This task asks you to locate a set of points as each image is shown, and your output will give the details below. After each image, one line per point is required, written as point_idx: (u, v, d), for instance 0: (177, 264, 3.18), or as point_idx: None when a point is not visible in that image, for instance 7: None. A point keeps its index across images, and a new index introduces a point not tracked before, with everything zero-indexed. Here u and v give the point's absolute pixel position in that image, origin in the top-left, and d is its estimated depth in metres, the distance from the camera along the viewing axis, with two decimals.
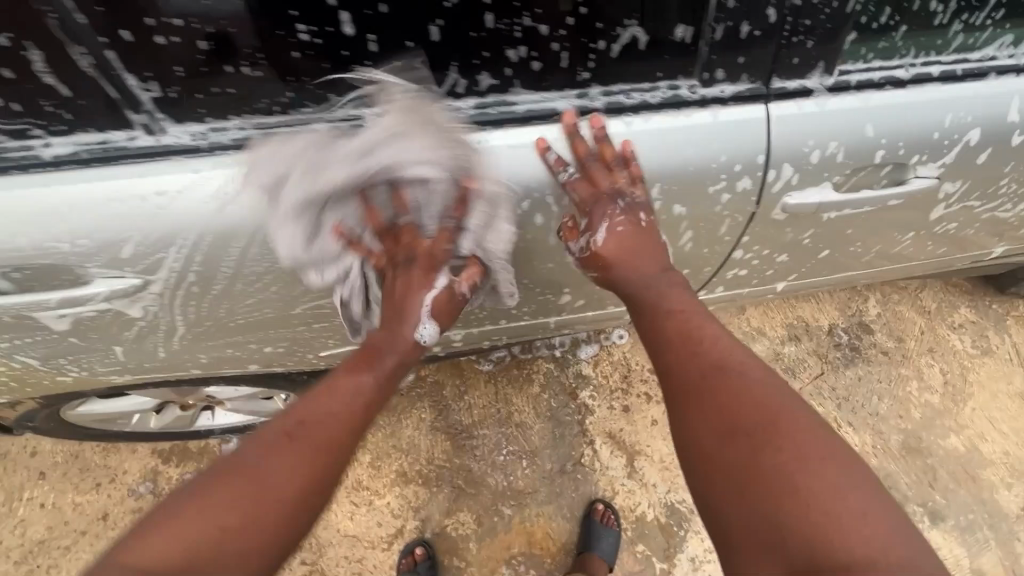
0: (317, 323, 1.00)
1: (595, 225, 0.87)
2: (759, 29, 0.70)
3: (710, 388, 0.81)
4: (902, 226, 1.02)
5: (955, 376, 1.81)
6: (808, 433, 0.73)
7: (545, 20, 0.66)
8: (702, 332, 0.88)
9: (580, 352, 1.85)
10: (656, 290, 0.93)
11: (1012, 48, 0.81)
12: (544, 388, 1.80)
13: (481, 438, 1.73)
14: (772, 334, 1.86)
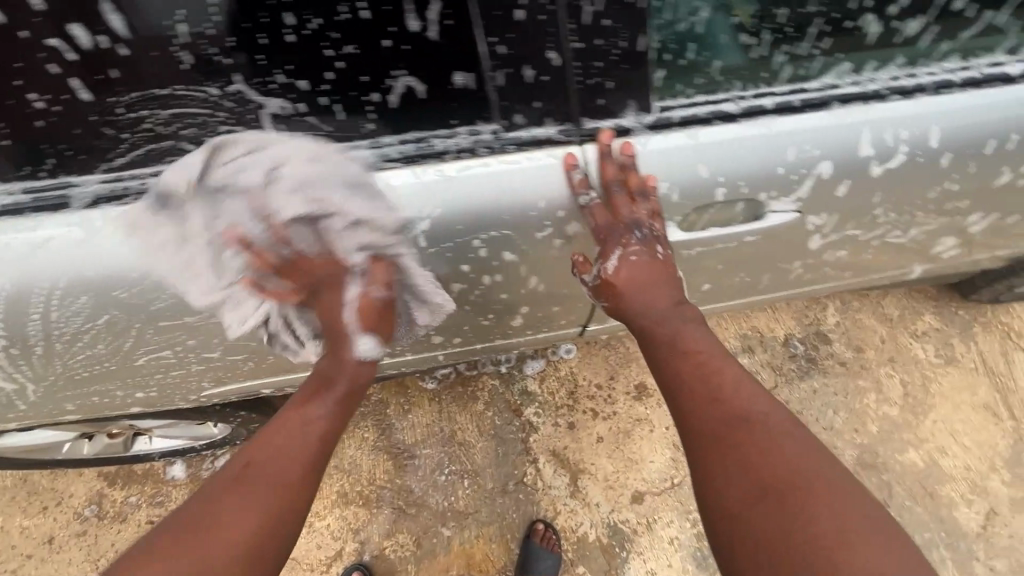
0: (172, 371, 0.97)
1: (607, 254, 0.87)
2: (545, 73, 0.69)
3: (729, 438, 0.86)
4: (780, 258, 0.96)
5: (916, 387, 1.75)
6: (828, 486, 0.78)
7: (303, 76, 0.69)
8: (723, 377, 0.92)
9: (527, 367, 1.82)
10: (671, 328, 0.96)
11: (854, 75, 0.75)
12: (488, 406, 1.77)
13: (423, 458, 1.71)
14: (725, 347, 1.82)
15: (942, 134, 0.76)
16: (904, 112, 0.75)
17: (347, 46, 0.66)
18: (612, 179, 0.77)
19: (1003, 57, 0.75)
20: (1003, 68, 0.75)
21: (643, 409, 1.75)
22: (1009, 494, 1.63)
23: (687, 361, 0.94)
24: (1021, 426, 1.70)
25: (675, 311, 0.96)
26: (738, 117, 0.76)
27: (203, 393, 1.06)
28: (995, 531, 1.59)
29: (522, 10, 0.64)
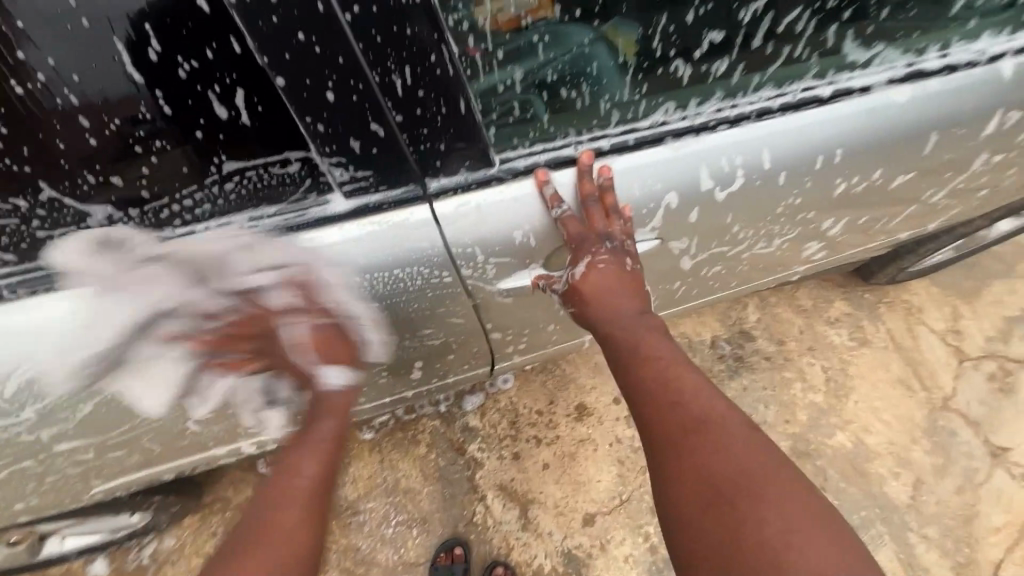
0: (50, 477, 0.91)
1: (578, 261, 0.87)
2: (374, 144, 0.69)
3: (686, 442, 0.81)
4: (661, 278, 1.02)
5: (836, 372, 1.85)
6: (780, 491, 0.73)
7: (114, 173, 0.64)
8: (683, 380, 0.88)
9: (467, 403, 1.80)
10: (638, 334, 0.94)
11: (681, 111, 0.79)
12: (430, 448, 1.74)
13: (368, 512, 1.65)
14: None
15: (768, 155, 0.82)
16: (728, 142, 0.81)
17: (158, 142, 0.63)
18: (585, 196, 0.80)
19: (813, 79, 0.79)
20: (815, 91, 0.80)
21: (584, 429, 1.76)
22: (931, 463, 1.72)
23: (646, 362, 0.91)
24: (933, 395, 1.81)
25: (639, 319, 0.95)
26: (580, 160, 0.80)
27: (97, 489, 1.00)
28: (924, 500, 1.68)
29: (332, 91, 0.62)
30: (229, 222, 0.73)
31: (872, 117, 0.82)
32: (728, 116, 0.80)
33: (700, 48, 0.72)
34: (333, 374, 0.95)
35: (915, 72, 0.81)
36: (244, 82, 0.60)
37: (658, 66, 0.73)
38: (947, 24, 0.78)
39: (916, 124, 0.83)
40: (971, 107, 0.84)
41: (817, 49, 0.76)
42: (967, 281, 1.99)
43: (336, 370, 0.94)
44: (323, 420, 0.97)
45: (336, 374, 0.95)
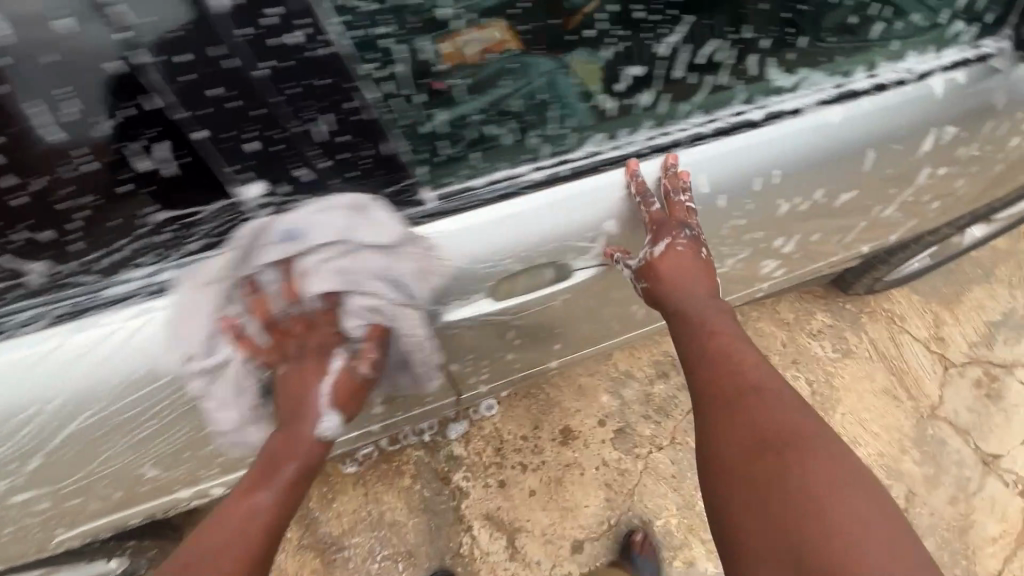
0: (12, 527, 0.90)
1: (659, 242, 0.85)
2: (301, 185, 0.71)
3: (739, 402, 0.90)
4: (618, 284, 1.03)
5: (821, 384, 1.84)
6: (821, 447, 0.82)
7: (47, 227, 0.66)
8: (744, 352, 0.97)
9: (451, 431, 1.78)
10: (697, 314, 1.01)
11: (612, 141, 0.82)
12: (415, 479, 1.72)
13: (353, 548, 1.63)
14: (640, 376, 1.87)
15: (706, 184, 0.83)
16: (663, 172, 0.81)
17: (87, 197, 0.65)
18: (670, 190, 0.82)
19: (743, 105, 0.82)
20: (746, 116, 0.82)
21: (570, 453, 1.74)
22: (922, 473, 1.70)
23: (709, 338, 0.99)
24: (919, 404, 1.80)
25: (710, 301, 1.02)
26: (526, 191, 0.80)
27: (63, 537, 0.99)
28: (917, 512, 1.65)
29: (255, 141, 0.66)
30: (161, 273, 0.73)
31: (810, 137, 0.82)
32: (659, 143, 0.82)
33: (622, 81, 0.82)
34: (326, 423, 0.95)
35: (845, 92, 0.82)
36: (169, 135, 0.64)
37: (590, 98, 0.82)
38: (869, 46, 0.82)
39: (853, 143, 0.84)
40: (906, 124, 0.84)
41: (741, 77, 0.82)
42: (946, 287, 2.00)
43: (330, 417, 0.95)
44: (285, 463, 0.92)
45: (329, 424, 0.95)
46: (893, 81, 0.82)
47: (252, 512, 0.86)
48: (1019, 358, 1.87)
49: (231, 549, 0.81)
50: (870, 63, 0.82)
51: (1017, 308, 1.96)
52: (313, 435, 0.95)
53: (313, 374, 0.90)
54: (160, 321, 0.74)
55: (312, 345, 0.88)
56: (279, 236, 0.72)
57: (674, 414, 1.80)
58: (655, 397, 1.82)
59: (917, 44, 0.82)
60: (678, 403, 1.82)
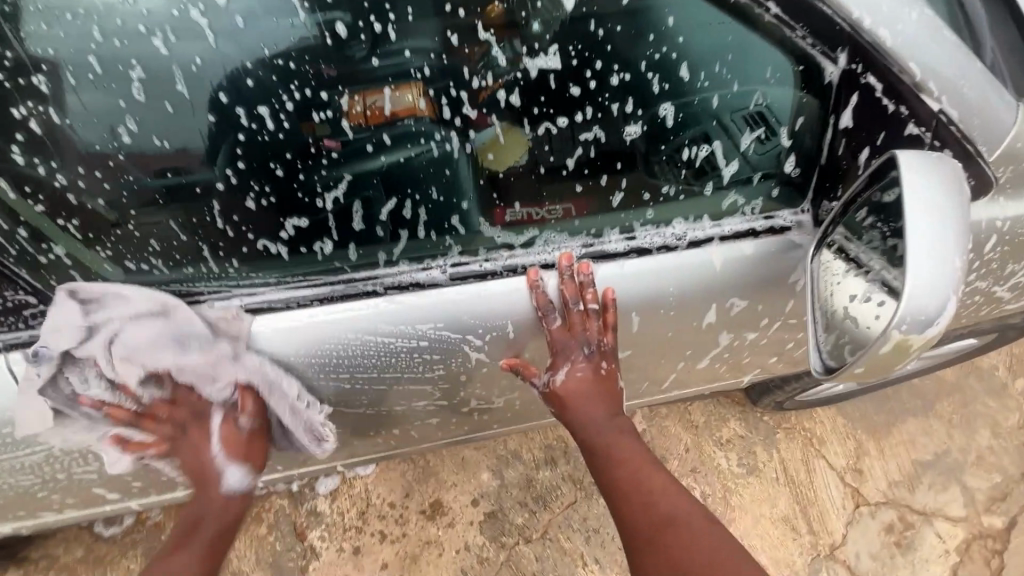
0: None
1: (558, 365, 1.02)
2: None
3: (656, 540, 0.96)
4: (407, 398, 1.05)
5: (716, 500, 1.72)
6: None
7: None
8: (653, 478, 1.04)
9: (319, 486, 1.72)
10: (607, 435, 1.09)
11: (302, 278, 0.87)
12: (270, 530, 1.66)
13: None
14: (527, 459, 1.77)
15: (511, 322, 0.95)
16: (490, 303, 0.92)
17: None
18: (569, 299, 0.92)
19: (482, 255, 0.90)
20: (481, 266, 0.90)
21: (434, 530, 1.67)
22: None
23: (615, 463, 1.07)
24: (818, 540, 1.67)
25: (611, 421, 1.09)
26: (315, 303, 0.89)
27: None
28: None
29: None
30: None
31: (637, 279, 0.93)
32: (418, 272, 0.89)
33: (286, 230, 0.81)
34: (233, 478, 1.04)
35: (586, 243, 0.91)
36: None
37: (260, 238, 0.81)
38: (616, 212, 0.88)
39: (644, 295, 0.95)
40: (690, 285, 0.95)
41: (449, 234, 0.86)
42: (878, 415, 1.86)
43: (237, 473, 1.03)
44: (196, 513, 1.03)
45: (235, 477, 1.03)
46: (630, 244, 0.91)
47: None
48: (940, 508, 1.72)
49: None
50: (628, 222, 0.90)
51: (952, 450, 1.81)
52: (222, 494, 1.04)
53: (202, 437, 0.99)
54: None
55: (173, 417, 0.95)
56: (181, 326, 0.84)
57: (552, 506, 1.70)
58: (537, 484, 1.73)
59: (680, 212, 0.90)
60: (560, 494, 1.72)
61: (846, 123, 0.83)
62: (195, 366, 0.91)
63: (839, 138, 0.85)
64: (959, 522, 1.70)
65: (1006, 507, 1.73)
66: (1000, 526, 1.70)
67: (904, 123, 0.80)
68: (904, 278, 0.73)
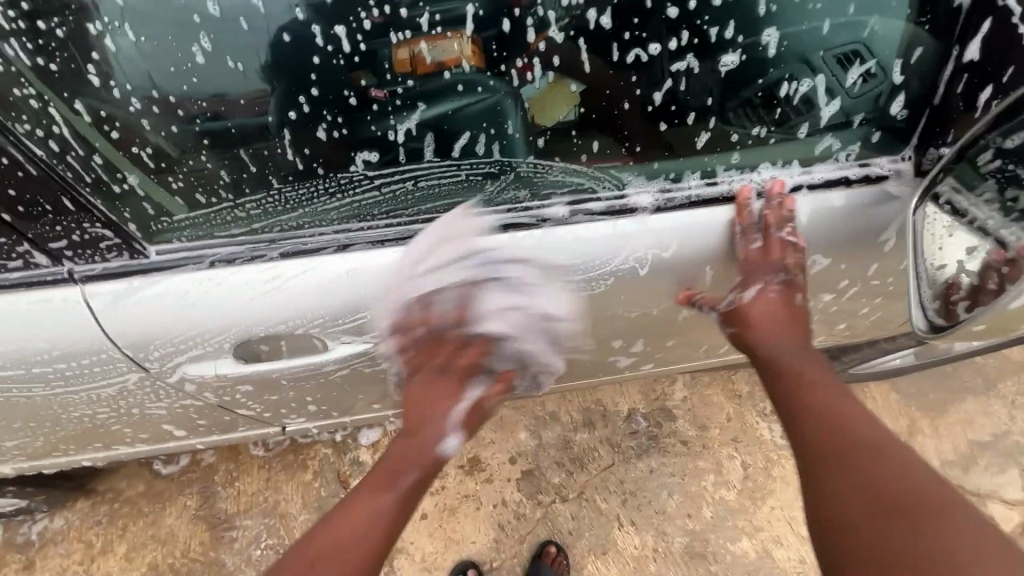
0: None
1: (749, 285, 1.03)
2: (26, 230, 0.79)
3: (846, 454, 0.86)
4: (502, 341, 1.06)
5: (757, 470, 1.70)
6: (962, 513, 0.74)
7: None
8: (841, 405, 0.95)
9: (362, 437, 1.78)
10: (793, 362, 1.04)
11: (360, 220, 0.89)
12: (316, 476, 1.73)
13: (241, 530, 1.66)
14: (566, 421, 1.78)
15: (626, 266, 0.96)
16: (612, 246, 0.94)
17: None
18: (771, 225, 0.92)
19: (565, 199, 0.91)
20: (556, 212, 0.92)
21: (472, 484, 1.70)
22: None
23: (799, 386, 1.00)
24: None
25: (801, 350, 1.05)
26: (419, 244, 0.90)
27: None
28: None
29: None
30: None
31: (812, 206, 0.94)
32: (513, 219, 0.91)
33: (354, 163, 0.81)
34: (450, 444, 1.10)
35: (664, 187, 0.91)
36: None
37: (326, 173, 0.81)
38: (699, 154, 0.87)
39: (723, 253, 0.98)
40: (841, 211, 0.95)
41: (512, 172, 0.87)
42: (934, 393, 1.78)
43: (454, 439, 1.10)
44: (403, 471, 1.03)
45: (451, 445, 1.10)
46: (707, 185, 0.92)
47: (373, 520, 0.95)
48: (995, 490, 1.66)
49: (356, 543, 0.90)
50: (727, 163, 0.89)
51: (1012, 432, 1.73)
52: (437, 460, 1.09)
53: (453, 391, 1.08)
54: (51, 306, 0.87)
55: (449, 361, 1.05)
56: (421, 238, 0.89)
57: (589, 468, 1.71)
58: (574, 445, 1.74)
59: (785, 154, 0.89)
60: (597, 456, 1.72)
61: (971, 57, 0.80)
62: (275, 312, 0.92)
63: (962, 72, 0.81)
64: (1016, 506, 1.64)
65: None
66: None
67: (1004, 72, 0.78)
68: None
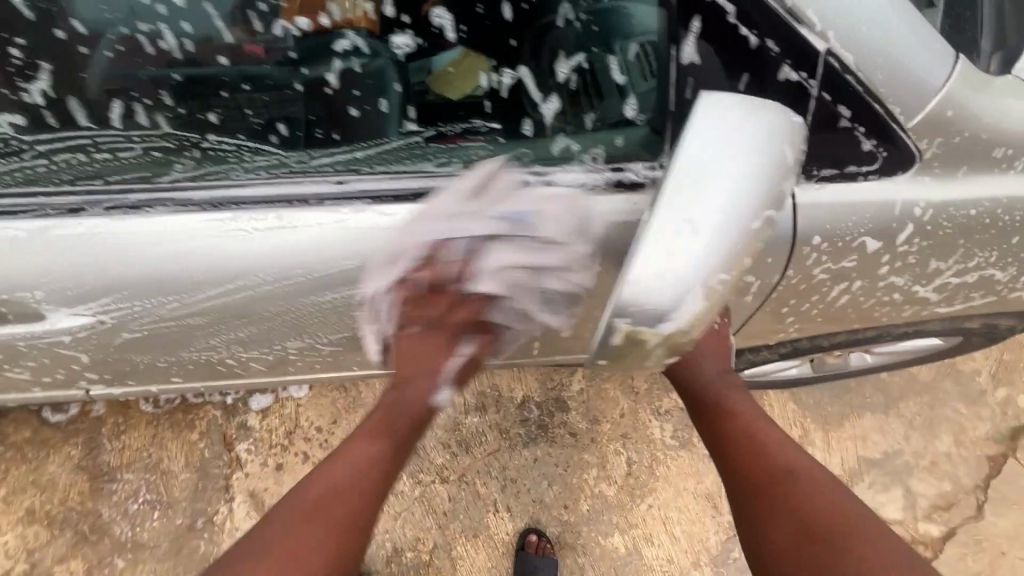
0: None
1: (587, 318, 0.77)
2: None
3: (765, 494, 0.70)
4: (277, 337, 0.73)
5: (642, 467, 1.68)
6: (884, 542, 0.62)
7: None
8: (757, 421, 0.78)
9: (252, 402, 1.66)
10: (715, 393, 0.81)
11: None
12: (202, 437, 1.60)
13: (122, 483, 1.55)
14: (458, 403, 1.74)
15: (363, 265, 0.61)
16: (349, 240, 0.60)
17: None
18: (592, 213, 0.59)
19: (189, 180, 0.58)
20: (248, 181, 0.58)
21: None
22: None
23: (715, 418, 0.80)
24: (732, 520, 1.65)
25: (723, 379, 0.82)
26: (83, 209, 0.58)
27: None
28: None
29: None
30: None
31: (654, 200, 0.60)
32: (209, 194, 0.58)
33: None
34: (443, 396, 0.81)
35: (284, 174, 0.58)
36: None
37: None
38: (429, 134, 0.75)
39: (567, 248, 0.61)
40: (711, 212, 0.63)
41: None
42: (834, 406, 1.76)
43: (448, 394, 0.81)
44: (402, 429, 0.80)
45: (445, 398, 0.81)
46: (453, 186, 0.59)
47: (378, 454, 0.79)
48: (875, 508, 1.65)
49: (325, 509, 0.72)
50: (359, 151, 0.59)
51: (904, 451, 1.71)
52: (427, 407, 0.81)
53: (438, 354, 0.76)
54: None
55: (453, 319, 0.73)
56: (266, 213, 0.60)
57: (474, 452, 1.69)
58: (462, 429, 1.71)
59: (461, 152, 0.59)
60: (483, 441, 1.70)
61: (690, 59, 0.53)
62: None
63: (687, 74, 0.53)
64: (892, 525, 1.63)
65: (948, 517, 1.64)
66: (935, 534, 1.63)
67: (781, 64, 0.52)
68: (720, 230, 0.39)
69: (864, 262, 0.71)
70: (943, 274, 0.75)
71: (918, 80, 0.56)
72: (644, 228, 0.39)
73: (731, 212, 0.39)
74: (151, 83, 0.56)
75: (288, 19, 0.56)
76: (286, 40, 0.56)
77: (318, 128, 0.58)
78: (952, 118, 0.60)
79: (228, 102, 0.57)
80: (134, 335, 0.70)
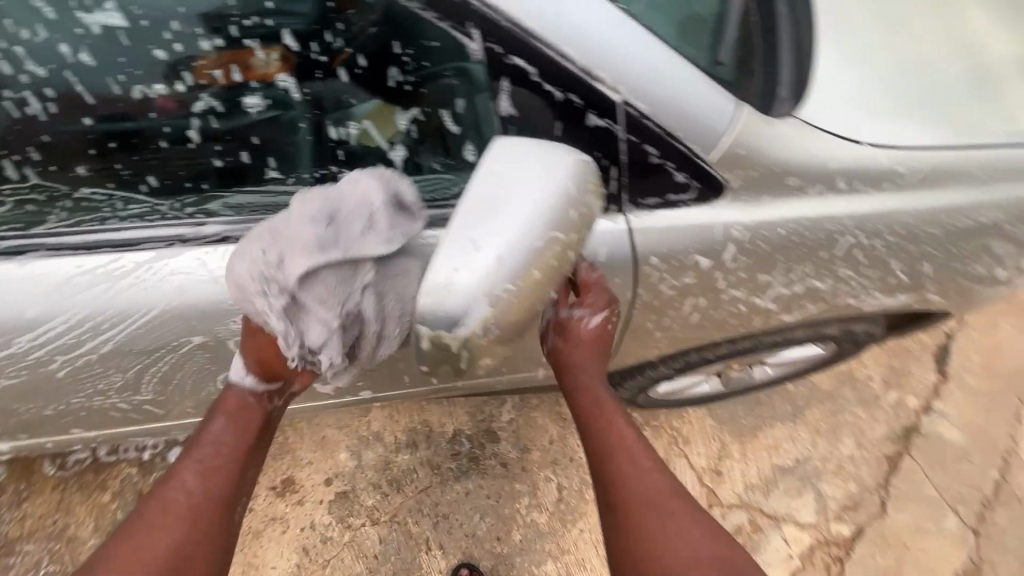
0: None
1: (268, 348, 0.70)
2: None
3: (636, 514, 0.69)
4: (167, 376, 0.76)
5: (572, 492, 1.71)
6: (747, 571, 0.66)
7: None
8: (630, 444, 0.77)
9: (174, 454, 1.52)
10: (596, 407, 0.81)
11: None
12: (115, 497, 1.44)
13: (21, 555, 1.37)
14: (388, 441, 1.75)
15: (202, 314, 0.67)
16: (186, 293, 0.66)
17: None
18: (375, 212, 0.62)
19: (63, 226, 0.62)
20: (124, 231, 0.63)
21: (282, 507, 1.65)
22: None
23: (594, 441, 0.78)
24: None
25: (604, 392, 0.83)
26: None
27: None
28: None
29: None
30: None
31: None
32: (84, 239, 0.62)
33: None
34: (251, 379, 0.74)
35: (157, 221, 0.63)
36: None
37: None
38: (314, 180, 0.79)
39: None
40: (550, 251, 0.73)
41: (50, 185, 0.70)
42: (746, 419, 1.86)
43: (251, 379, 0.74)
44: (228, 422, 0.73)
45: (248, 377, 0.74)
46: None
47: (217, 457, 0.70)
48: (791, 513, 1.72)
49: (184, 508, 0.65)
50: (230, 198, 0.65)
51: (812, 457, 1.80)
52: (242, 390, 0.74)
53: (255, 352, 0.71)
54: None
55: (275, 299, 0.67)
56: (98, 274, 0.63)
57: (405, 490, 1.68)
58: (394, 467, 1.71)
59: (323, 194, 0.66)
60: (415, 478, 1.70)
61: (508, 113, 0.63)
62: None
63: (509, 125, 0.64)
64: (807, 528, 1.69)
65: (856, 516, 1.71)
66: (847, 534, 1.69)
67: (586, 114, 0.63)
68: (504, 243, 0.47)
69: (701, 280, 0.82)
70: (774, 286, 0.87)
71: (710, 124, 0.69)
72: (445, 240, 0.46)
73: (522, 226, 0.48)
74: (12, 137, 0.60)
75: (148, 85, 0.62)
76: (146, 103, 0.63)
77: (190, 180, 0.64)
78: (746, 155, 0.73)
79: (102, 158, 0.62)
80: (8, 382, 0.70)
